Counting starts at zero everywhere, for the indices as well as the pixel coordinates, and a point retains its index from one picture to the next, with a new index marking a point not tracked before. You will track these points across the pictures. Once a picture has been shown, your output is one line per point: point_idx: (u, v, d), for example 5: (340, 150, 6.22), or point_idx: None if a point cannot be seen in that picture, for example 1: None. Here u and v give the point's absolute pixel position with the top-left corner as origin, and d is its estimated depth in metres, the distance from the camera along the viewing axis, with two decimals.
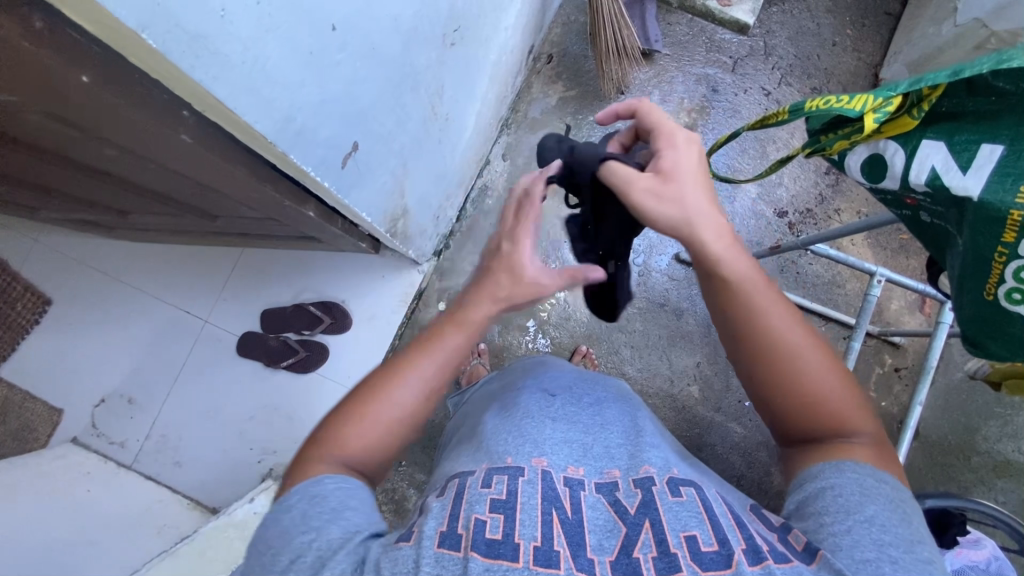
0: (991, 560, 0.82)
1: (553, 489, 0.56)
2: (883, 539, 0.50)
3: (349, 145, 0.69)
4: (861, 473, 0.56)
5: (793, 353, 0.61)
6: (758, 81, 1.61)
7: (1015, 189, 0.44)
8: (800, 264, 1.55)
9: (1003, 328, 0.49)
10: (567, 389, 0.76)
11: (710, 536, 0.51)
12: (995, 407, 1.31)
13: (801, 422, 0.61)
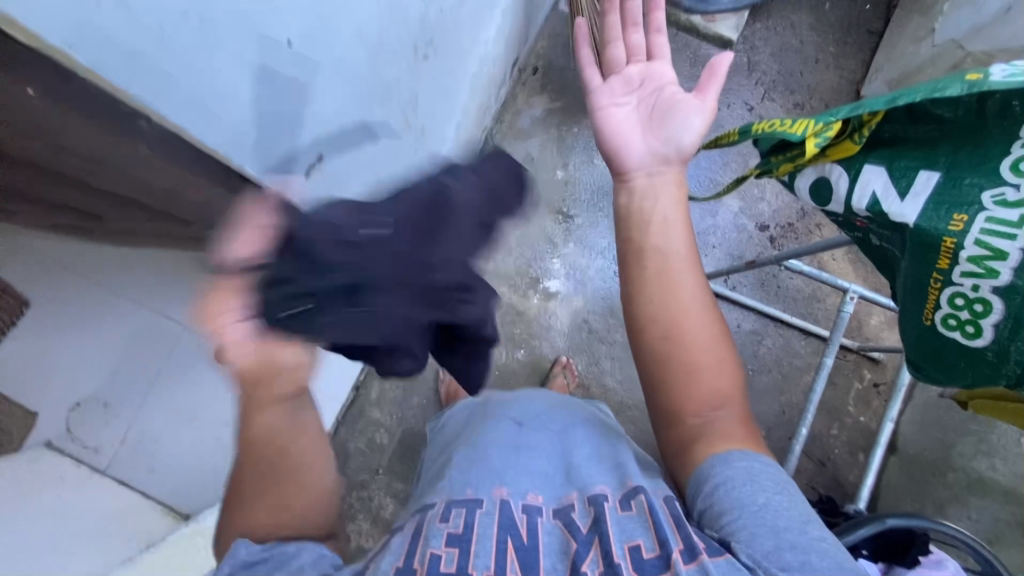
0: None
1: (511, 517, 0.59)
2: (777, 525, 0.56)
3: (314, 158, 0.70)
4: (748, 463, 0.61)
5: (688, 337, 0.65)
6: (741, 96, 1.63)
7: (949, 216, 0.45)
8: (780, 278, 1.56)
9: (944, 354, 0.49)
10: (534, 416, 0.76)
11: (652, 542, 0.56)
12: (970, 424, 1.31)
13: (676, 396, 0.65)
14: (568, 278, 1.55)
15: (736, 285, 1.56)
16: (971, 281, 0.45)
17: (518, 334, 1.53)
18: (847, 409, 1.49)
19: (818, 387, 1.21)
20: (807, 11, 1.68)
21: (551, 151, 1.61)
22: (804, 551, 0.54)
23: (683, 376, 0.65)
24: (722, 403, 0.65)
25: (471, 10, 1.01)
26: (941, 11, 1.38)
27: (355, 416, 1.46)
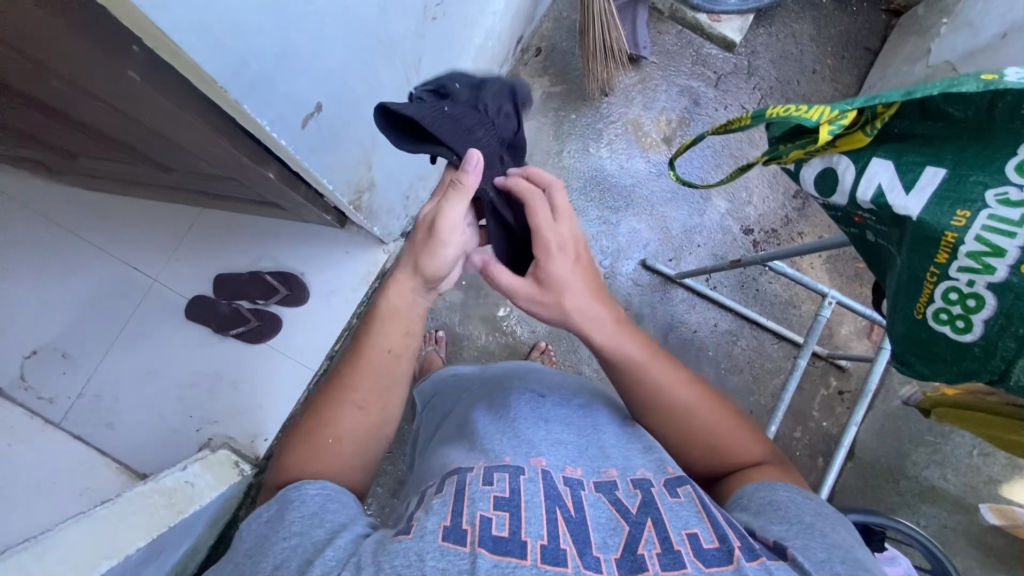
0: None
1: (554, 488, 0.56)
2: (827, 543, 0.53)
3: (315, 105, 0.67)
4: (791, 490, 0.60)
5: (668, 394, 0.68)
6: (738, 99, 1.64)
7: (951, 212, 0.46)
8: (760, 282, 1.59)
9: (931, 348, 0.52)
10: (556, 391, 0.74)
11: (710, 533, 0.52)
12: (927, 435, 1.36)
13: (701, 463, 0.68)
14: None
15: (717, 286, 1.59)
16: (967, 276, 0.47)
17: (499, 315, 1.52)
18: (811, 414, 1.53)
19: (789, 388, 1.24)
20: (809, 22, 1.70)
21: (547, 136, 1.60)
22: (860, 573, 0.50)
23: (696, 453, 0.68)
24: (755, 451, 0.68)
25: None
26: (938, 34, 1.41)
27: None
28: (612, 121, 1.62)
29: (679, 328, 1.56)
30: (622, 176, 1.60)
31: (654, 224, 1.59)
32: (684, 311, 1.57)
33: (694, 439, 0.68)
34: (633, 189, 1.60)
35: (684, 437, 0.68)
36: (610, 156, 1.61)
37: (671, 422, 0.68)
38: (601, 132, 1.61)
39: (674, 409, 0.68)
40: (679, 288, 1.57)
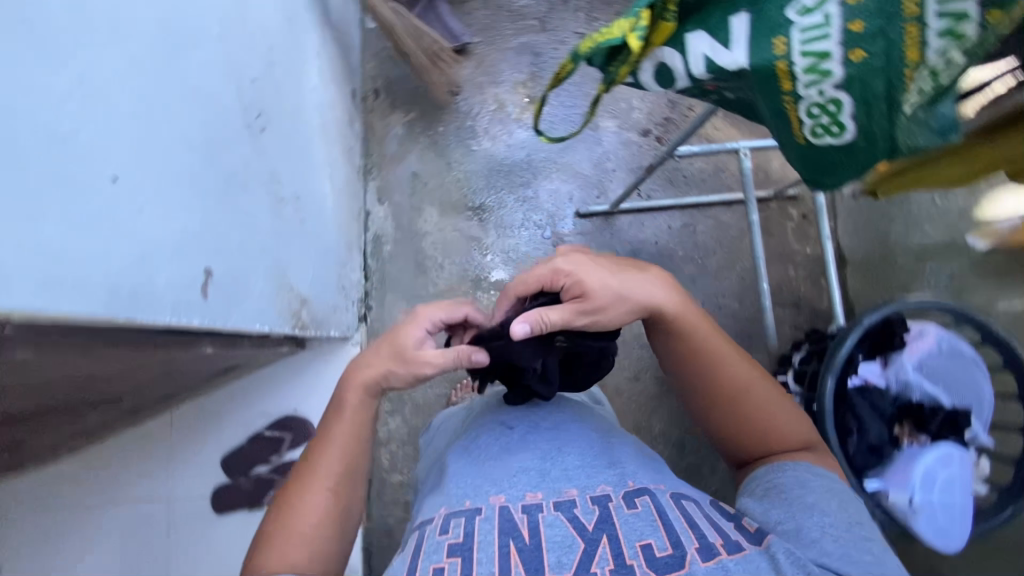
0: (939, 341, 0.87)
1: (510, 520, 0.67)
2: (824, 522, 0.68)
3: (204, 274, 0.67)
4: (795, 470, 0.74)
5: (738, 383, 0.80)
6: (570, 28, 1.67)
7: (769, 44, 0.50)
8: (682, 168, 1.64)
9: (828, 160, 0.55)
10: (523, 417, 0.82)
11: (664, 542, 0.64)
12: (893, 209, 1.43)
13: (747, 440, 0.80)
14: (507, 263, 1.59)
15: (651, 194, 1.64)
16: (814, 88, 0.50)
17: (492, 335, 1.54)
18: (792, 250, 1.59)
19: (757, 244, 1.28)
20: None
21: (431, 158, 1.62)
22: (845, 546, 0.65)
23: (747, 425, 0.79)
24: (798, 433, 0.79)
25: (283, 66, 0.98)
26: None
27: (380, 489, 1.44)
28: (477, 112, 1.64)
29: (643, 248, 1.61)
30: (515, 153, 1.63)
31: (568, 177, 1.64)
32: (637, 232, 1.62)
33: (745, 410, 0.79)
34: (531, 160, 1.64)
35: (741, 423, 0.80)
36: (494, 144, 1.63)
37: (732, 412, 0.80)
38: (473, 128, 1.63)
39: (745, 401, 0.79)
40: (621, 216, 1.62)
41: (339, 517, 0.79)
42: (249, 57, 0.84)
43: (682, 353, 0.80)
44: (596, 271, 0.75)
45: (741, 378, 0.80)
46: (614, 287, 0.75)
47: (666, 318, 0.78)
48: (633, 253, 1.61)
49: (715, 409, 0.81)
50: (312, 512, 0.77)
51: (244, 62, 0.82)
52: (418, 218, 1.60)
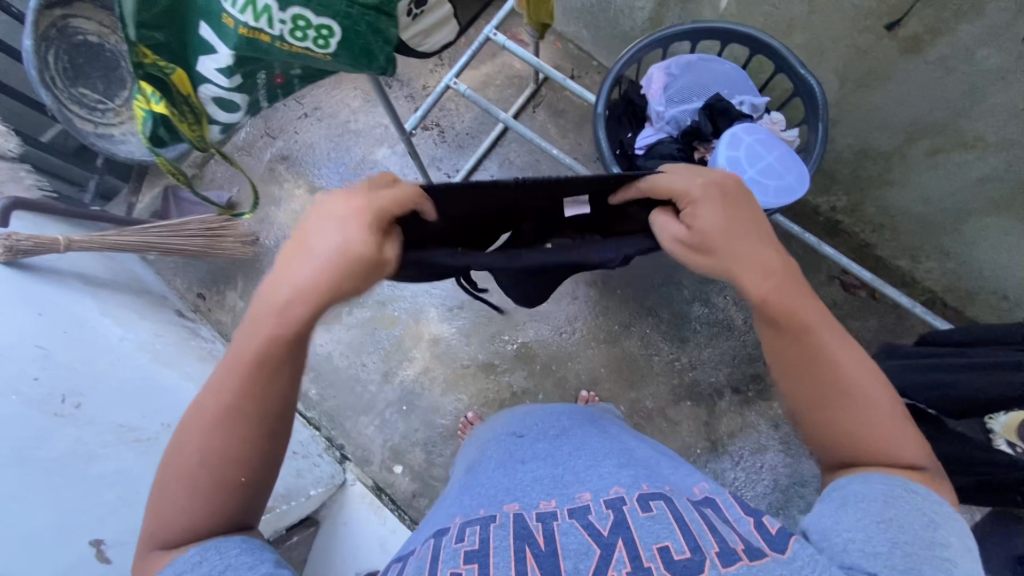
0: (667, 72, 0.93)
1: (525, 526, 0.63)
2: (898, 539, 0.53)
3: (90, 545, 0.74)
4: (890, 483, 0.58)
5: (850, 375, 0.61)
6: (292, 120, 1.79)
7: (225, 30, 0.57)
8: (459, 130, 1.75)
9: (357, 40, 0.60)
10: (535, 428, 0.89)
11: (681, 544, 0.56)
12: (612, 12, 1.52)
13: (833, 446, 0.62)
14: (411, 313, 1.66)
15: (458, 166, 1.74)
16: (276, 20, 0.56)
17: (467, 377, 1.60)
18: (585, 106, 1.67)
19: (529, 132, 1.39)
20: None
21: None
22: (915, 565, 0.51)
23: (839, 429, 0.61)
24: (906, 449, 0.60)
25: (68, 347, 1.02)
26: None
27: None
28: (284, 236, 1.71)
29: None
30: None
31: None
32: None
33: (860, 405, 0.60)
34: None
35: (841, 435, 0.61)
36: None
37: (830, 415, 0.61)
38: None
39: (865, 397, 0.61)
40: None
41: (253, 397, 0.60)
42: (23, 363, 0.88)
43: (773, 338, 0.64)
44: (712, 218, 0.62)
45: (855, 372, 0.62)
46: (722, 246, 0.62)
47: (773, 316, 0.61)
48: None
49: (819, 412, 0.62)
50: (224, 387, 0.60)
51: (13, 371, 0.86)
52: (316, 347, 1.65)
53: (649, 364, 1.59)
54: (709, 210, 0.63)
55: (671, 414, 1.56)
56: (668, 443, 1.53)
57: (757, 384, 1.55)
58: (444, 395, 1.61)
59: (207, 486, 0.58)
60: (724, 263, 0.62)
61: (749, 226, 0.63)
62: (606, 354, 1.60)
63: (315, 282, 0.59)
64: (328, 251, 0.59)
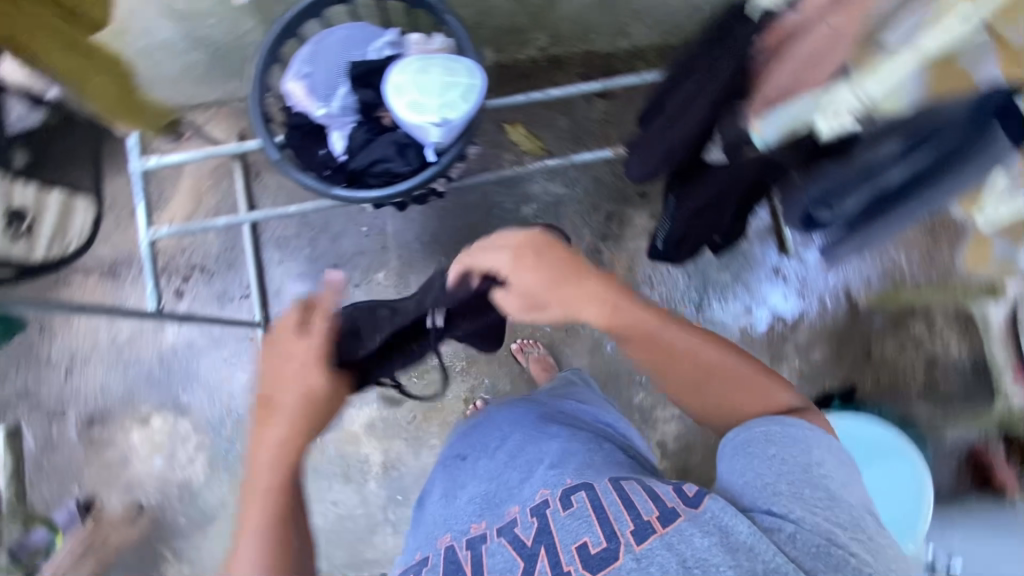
0: (305, 84, 0.86)
1: (456, 558, 0.76)
2: (781, 470, 0.71)
3: None
4: (769, 423, 0.76)
5: (706, 360, 0.84)
6: (64, 385, 1.53)
7: None
8: (219, 253, 1.58)
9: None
10: (475, 447, 0.96)
11: (597, 536, 0.70)
12: (238, 48, 1.37)
13: (714, 412, 0.85)
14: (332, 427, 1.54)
15: (246, 281, 1.57)
16: None
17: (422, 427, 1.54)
18: None
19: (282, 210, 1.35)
20: None
21: (218, 525, 1.51)
22: (799, 490, 0.68)
23: (712, 396, 0.85)
24: (773, 392, 0.82)
25: None
26: None
27: None
28: (164, 481, 1.52)
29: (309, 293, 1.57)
30: (206, 434, 1.52)
31: (231, 373, 1.54)
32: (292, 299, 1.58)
33: (714, 376, 0.84)
34: (216, 414, 1.53)
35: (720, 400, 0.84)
36: (200, 458, 1.52)
37: (708, 373, 0.84)
38: (182, 483, 1.52)
39: (718, 362, 0.84)
40: (273, 314, 1.57)
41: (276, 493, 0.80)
42: None
43: (640, 350, 0.86)
44: (534, 283, 0.84)
45: (707, 354, 0.84)
46: (550, 300, 0.83)
47: (626, 332, 0.84)
48: None
49: (690, 391, 0.86)
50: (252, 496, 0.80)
51: None
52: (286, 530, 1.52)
53: None
54: (532, 272, 0.84)
55: None
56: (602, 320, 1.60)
57: (616, 222, 1.61)
58: (419, 457, 1.55)
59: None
60: (557, 313, 0.84)
61: (580, 277, 0.84)
62: None
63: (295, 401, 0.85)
64: (292, 396, 0.85)
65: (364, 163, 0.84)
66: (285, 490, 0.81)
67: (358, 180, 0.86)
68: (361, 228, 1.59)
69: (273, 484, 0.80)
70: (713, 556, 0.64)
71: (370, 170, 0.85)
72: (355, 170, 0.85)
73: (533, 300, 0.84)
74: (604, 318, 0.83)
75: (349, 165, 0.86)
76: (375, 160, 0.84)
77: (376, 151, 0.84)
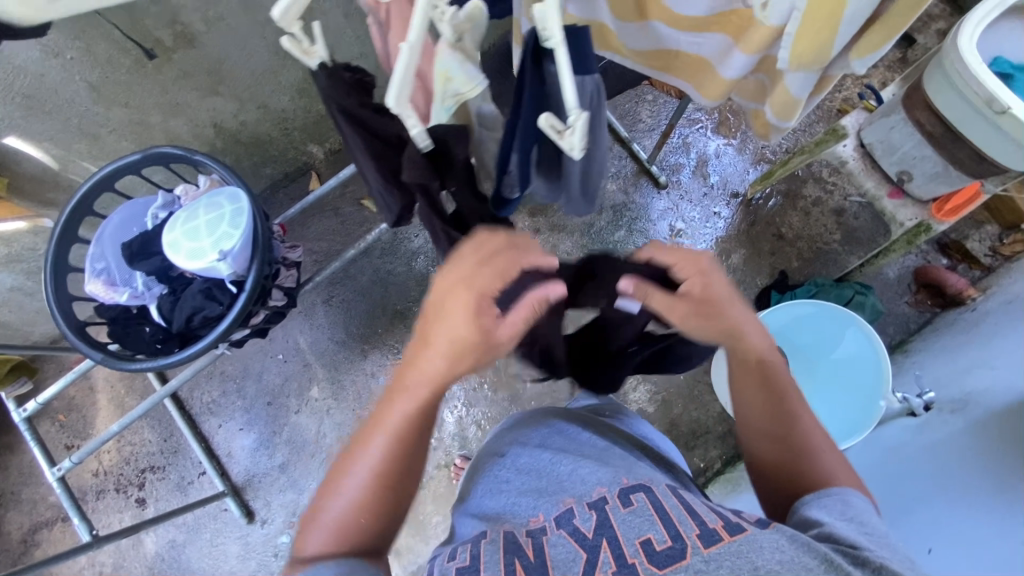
0: (110, 279, 0.88)
1: (513, 542, 0.55)
2: (873, 525, 0.50)
3: None
4: (867, 508, 0.54)
5: (817, 441, 0.63)
6: None
7: None
8: (162, 446, 1.58)
9: None
10: (522, 452, 0.73)
11: (662, 534, 0.50)
12: None
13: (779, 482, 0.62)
14: None
15: (197, 460, 1.56)
16: None
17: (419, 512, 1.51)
18: None
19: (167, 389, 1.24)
20: None
21: None
22: (895, 553, 0.47)
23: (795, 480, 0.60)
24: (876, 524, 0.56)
25: None
26: None
27: None
28: None
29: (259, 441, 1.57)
30: None
31: (221, 551, 1.52)
32: (245, 455, 1.56)
33: (790, 435, 0.63)
34: None
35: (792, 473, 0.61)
36: None
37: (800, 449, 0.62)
38: None
39: (827, 461, 0.61)
40: (235, 477, 1.55)
41: (411, 440, 0.57)
42: None
43: (750, 387, 0.69)
44: (714, 287, 0.67)
45: (816, 440, 0.63)
46: (725, 307, 0.68)
47: (750, 363, 0.69)
48: (267, 446, 1.57)
49: (771, 449, 0.64)
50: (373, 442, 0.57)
51: None
52: None
53: None
54: (722, 283, 0.68)
55: None
56: None
57: None
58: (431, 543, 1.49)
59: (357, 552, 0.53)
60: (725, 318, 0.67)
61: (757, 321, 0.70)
62: None
63: (453, 366, 0.57)
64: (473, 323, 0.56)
65: (181, 323, 0.85)
66: (425, 407, 0.58)
67: (190, 338, 0.88)
68: (281, 357, 1.60)
69: (416, 391, 0.58)
70: (805, 554, 0.46)
71: (193, 326, 0.86)
72: (182, 332, 0.87)
73: (697, 304, 0.66)
74: (761, 343, 0.70)
75: (175, 329, 0.87)
76: (190, 316, 0.85)
77: (187, 305, 0.85)
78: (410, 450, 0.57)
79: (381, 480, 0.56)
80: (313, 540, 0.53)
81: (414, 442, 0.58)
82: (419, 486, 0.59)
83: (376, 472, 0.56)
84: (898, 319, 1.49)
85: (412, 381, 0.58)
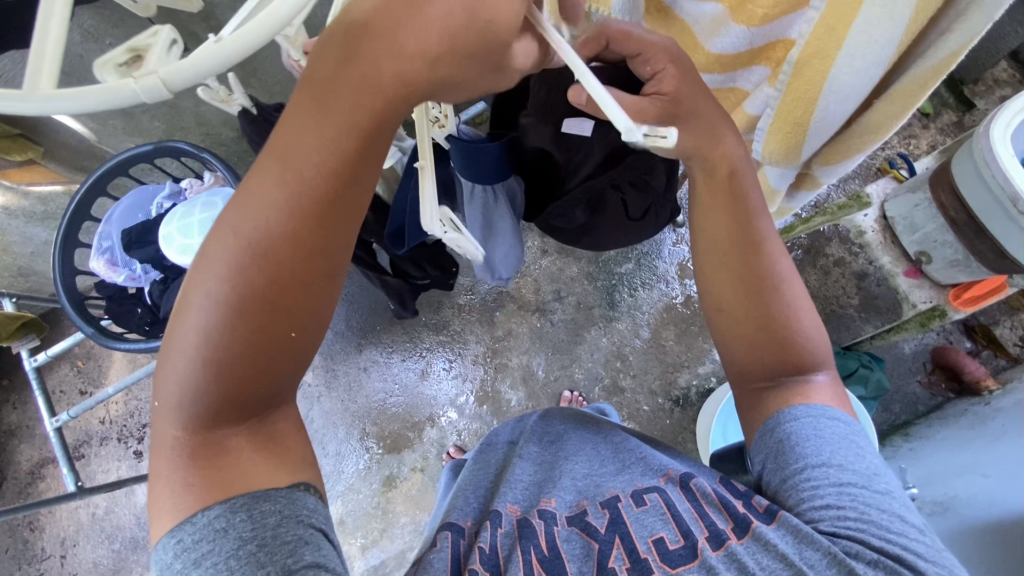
0: (114, 259, 0.94)
1: (532, 527, 0.59)
2: (844, 479, 0.54)
3: None
4: (817, 412, 0.58)
5: (783, 282, 0.62)
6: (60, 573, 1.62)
7: None
8: None
9: None
10: (532, 433, 0.76)
11: (674, 533, 0.55)
12: None
13: (741, 341, 0.64)
14: None
15: None
16: None
17: (390, 506, 1.55)
18: None
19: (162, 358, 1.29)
20: None
21: None
22: (868, 509, 0.52)
23: (745, 351, 0.63)
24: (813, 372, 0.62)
25: None
26: None
27: None
28: None
29: None
30: None
31: None
32: None
33: (786, 337, 0.61)
34: None
35: (753, 332, 0.63)
36: None
37: (767, 289, 0.62)
38: None
39: (793, 315, 0.62)
40: None
41: (300, 220, 0.44)
42: None
43: (723, 230, 0.64)
44: (674, 85, 0.58)
45: (784, 282, 0.63)
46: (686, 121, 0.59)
47: (733, 192, 0.63)
48: None
49: (732, 300, 0.64)
50: (235, 236, 0.45)
51: None
52: None
53: (453, 333, 1.62)
54: (668, 69, 0.58)
55: (502, 336, 1.60)
56: (529, 346, 1.59)
57: None
58: (395, 541, 1.52)
59: (224, 381, 0.46)
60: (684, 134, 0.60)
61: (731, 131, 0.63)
62: (427, 367, 1.61)
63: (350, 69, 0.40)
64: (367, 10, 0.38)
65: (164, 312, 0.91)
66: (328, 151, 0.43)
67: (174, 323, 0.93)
68: None
69: (301, 155, 0.43)
70: (796, 548, 0.51)
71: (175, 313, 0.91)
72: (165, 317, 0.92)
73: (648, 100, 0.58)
74: (736, 160, 0.63)
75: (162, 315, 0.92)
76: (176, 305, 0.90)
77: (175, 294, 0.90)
78: (288, 264, 0.45)
79: (253, 288, 0.45)
80: (165, 369, 0.47)
81: (298, 230, 0.45)
82: (321, 264, 0.47)
83: (257, 270, 0.45)
84: (906, 398, 1.41)
85: (315, 87, 0.41)
